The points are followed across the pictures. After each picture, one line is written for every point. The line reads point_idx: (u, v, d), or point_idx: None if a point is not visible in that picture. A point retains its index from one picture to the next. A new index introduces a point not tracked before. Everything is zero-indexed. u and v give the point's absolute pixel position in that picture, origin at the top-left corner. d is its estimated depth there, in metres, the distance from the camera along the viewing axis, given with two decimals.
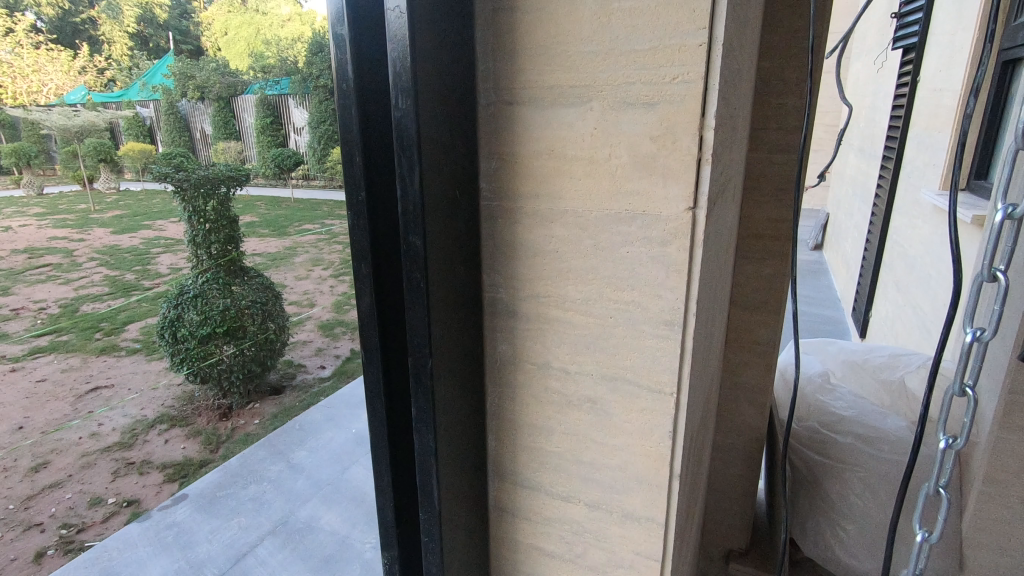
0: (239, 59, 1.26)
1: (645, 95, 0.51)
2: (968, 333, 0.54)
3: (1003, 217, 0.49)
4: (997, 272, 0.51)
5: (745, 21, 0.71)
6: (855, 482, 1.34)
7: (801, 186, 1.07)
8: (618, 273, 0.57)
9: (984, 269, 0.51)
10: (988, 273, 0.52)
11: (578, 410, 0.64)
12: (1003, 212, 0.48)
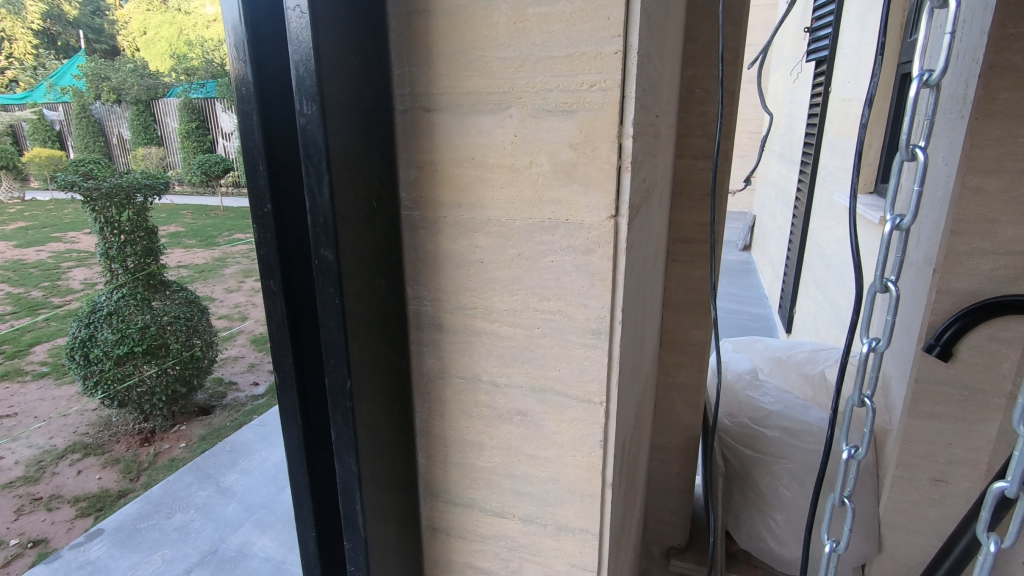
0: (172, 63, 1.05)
1: (564, 102, 0.51)
2: (863, 345, 0.52)
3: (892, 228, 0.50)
4: (888, 282, 0.51)
5: (663, 31, 0.72)
6: (783, 473, 1.42)
7: (719, 190, 1.11)
8: (543, 282, 0.56)
9: (876, 279, 0.51)
10: (880, 283, 0.51)
11: (509, 423, 0.62)
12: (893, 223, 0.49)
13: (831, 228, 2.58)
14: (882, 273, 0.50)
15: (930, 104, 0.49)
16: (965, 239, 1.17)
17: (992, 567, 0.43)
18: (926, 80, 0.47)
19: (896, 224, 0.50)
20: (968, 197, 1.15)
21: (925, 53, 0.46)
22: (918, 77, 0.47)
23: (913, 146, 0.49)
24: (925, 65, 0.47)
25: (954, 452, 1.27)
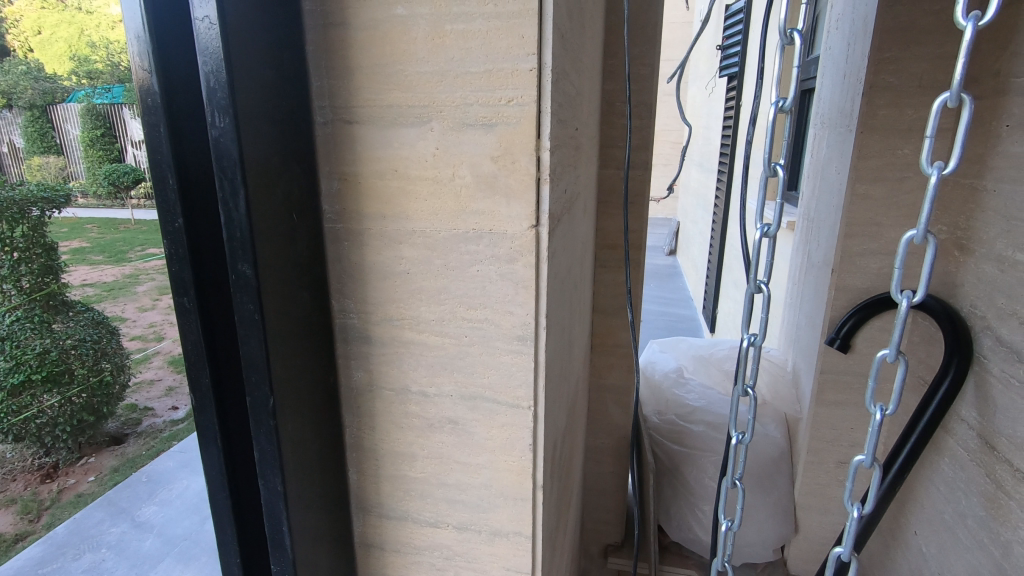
0: (59, 60, 0.74)
1: (483, 116, 0.52)
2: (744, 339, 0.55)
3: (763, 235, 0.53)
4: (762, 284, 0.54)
5: (579, 49, 0.76)
6: (709, 466, 1.52)
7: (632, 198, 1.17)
8: (469, 292, 0.57)
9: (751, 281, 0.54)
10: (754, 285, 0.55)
11: (441, 432, 0.63)
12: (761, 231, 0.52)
13: None
14: (754, 275, 0.54)
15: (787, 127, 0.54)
16: (857, 241, 1.29)
17: (857, 531, 0.47)
18: (781, 107, 0.52)
19: (765, 232, 0.54)
20: (858, 203, 1.27)
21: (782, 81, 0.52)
22: (775, 104, 0.53)
23: (774, 164, 0.54)
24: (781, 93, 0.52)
25: (856, 435, 1.39)
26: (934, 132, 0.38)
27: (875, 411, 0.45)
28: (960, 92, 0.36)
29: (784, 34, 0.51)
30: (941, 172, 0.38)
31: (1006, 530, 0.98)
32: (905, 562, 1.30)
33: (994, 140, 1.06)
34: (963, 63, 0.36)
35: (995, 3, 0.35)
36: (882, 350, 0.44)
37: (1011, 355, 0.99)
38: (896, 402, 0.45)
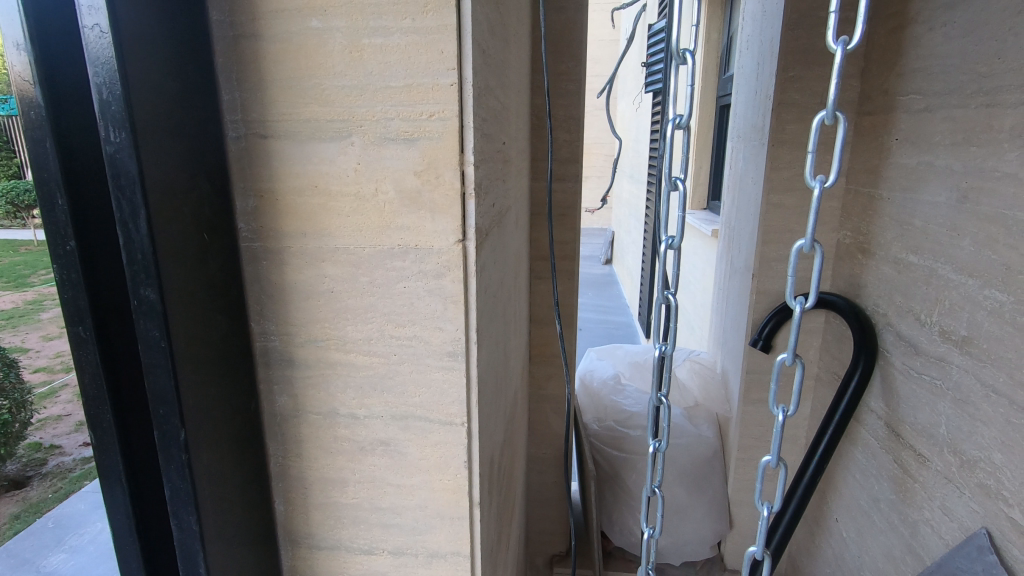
0: None
1: (404, 130, 0.52)
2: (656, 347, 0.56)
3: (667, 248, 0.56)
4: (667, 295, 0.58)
5: (504, 65, 0.77)
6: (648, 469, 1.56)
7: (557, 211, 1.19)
8: (396, 309, 0.56)
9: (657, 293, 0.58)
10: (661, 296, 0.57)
11: (372, 455, 0.61)
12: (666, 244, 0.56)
13: None
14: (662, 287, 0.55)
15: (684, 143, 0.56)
16: (773, 247, 1.37)
17: (767, 530, 0.50)
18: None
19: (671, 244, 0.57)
20: (773, 211, 1.35)
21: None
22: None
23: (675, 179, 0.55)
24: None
25: None
26: (815, 148, 0.41)
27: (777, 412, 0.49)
28: (834, 111, 0.39)
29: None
30: (824, 185, 0.41)
31: (913, 510, 1.06)
32: (828, 548, 1.38)
33: (887, 152, 1.17)
34: (835, 85, 0.39)
35: (860, 28, 0.38)
36: (781, 355, 0.47)
37: (910, 348, 1.08)
38: (796, 403, 0.49)
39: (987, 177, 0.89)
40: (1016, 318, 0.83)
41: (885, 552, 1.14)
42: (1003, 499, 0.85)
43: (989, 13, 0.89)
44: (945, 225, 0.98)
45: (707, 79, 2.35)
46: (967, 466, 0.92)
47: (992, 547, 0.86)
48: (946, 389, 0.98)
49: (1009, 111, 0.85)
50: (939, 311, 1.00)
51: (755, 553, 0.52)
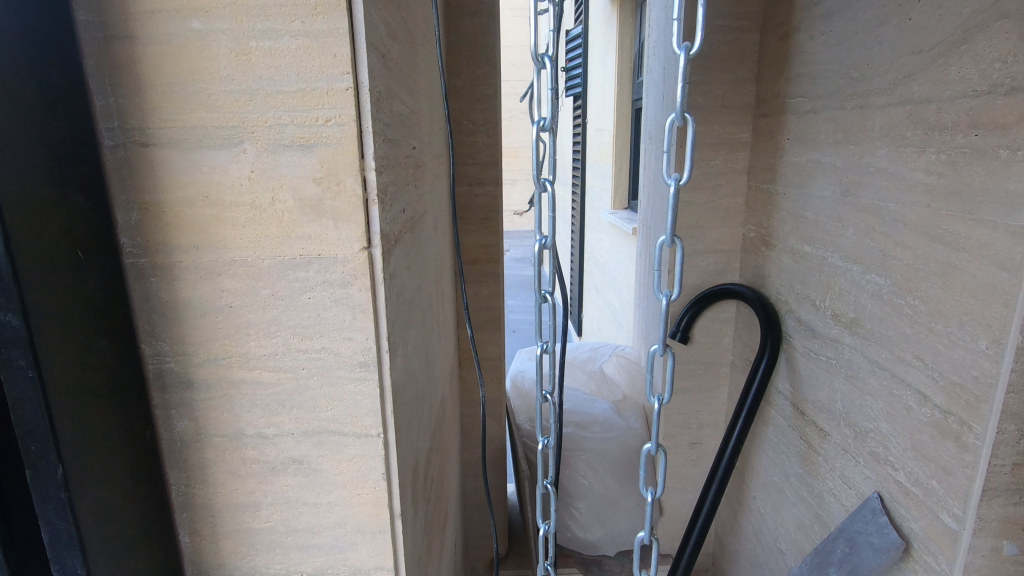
0: None
1: (300, 137, 0.50)
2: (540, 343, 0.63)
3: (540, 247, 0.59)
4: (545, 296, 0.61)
5: (411, 69, 0.76)
6: (581, 464, 1.61)
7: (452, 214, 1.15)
8: (302, 321, 0.54)
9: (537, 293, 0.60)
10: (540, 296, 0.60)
11: (285, 474, 0.58)
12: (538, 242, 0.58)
13: (599, 239, 2.95)
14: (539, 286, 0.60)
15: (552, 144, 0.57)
16: (686, 243, 1.44)
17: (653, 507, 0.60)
18: (542, 126, 0.55)
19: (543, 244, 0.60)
20: (684, 209, 1.42)
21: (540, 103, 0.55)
22: (537, 122, 0.55)
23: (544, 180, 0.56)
24: (540, 114, 0.55)
25: (702, 416, 1.58)
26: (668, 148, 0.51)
27: (654, 401, 0.59)
28: (683, 114, 0.49)
29: (536, 58, 0.53)
30: (678, 182, 0.49)
31: (818, 482, 1.14)
32: (749, 524, 1.46)
33: (781, 151, 1.26)
34: (682, 91, 0.48)
35: (698, 37, 0.48)
36: (653, 347, 0.57)
37: (809, 331, 1.17)
38: (669, 391, 0.60)
39: (864, 172, 0.97)
40: (894, 299, 0.91)
41: (796, 522, 1.23)
42: (891, 465, 0.93)
43: (859, 23, 0.98)
44: (832, 217, 1.07)
45: (622, 83, 2.44)
46: (861, 437, 1.01)
47: (883, 509, 0.95)
48: (840, 366, 1.06)
49: (879, 111, 0.93)
50: (830, 295, 1.08)
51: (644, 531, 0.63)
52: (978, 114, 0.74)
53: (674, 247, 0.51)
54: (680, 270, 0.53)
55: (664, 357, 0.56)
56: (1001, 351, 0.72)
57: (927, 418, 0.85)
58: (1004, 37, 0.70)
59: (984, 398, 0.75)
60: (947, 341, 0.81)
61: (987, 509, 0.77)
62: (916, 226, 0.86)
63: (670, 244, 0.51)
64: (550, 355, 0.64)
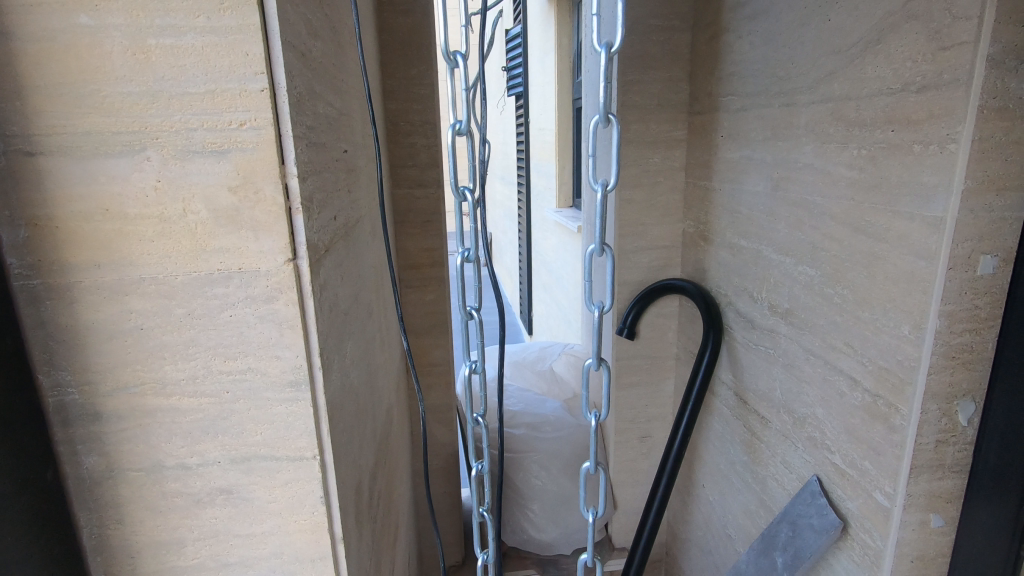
0: None
1: (211, 142, 0.46)
2: (465, 366, 0.60)
3: (462, 261, 0.56)
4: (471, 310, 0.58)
5: (338, 69, 0.73)
6: (534, 465, 1.61)
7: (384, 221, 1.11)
8: (223, 341, 0.50)
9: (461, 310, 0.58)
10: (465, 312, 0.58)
11: (213, 506, 0.54)
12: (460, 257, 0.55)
13: (545, 237, 2.96)
14: (463, 303, 0.57)
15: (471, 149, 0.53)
16: (629, 240, 1.46)
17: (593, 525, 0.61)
18: (459, 129, 0.51)
19: (467, 258, 0.56)
20: (626, 206, 1.44)
21: (454, 105, 0.51)
22: (452, 125, 0.51)
23: (462, 188, 0.52)
24: (455, 116, 0.51)
25: (651, 410, 1.61)
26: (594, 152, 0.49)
27: (591, 419, 0.58)
28: (607, 115, 0.48)
29: (447, 55, 0.49)
30: (605, 187, 0.48)
31: (762, 468, 1.18)
32: (699, 513, 1.50)
33: (715, 148, 1.29)
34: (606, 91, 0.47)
35: (619, 34, 0.47)
36: (588, 362, 0.55)
37: (747, 323, 1.20)
38: (605, 407, 0.59)
39: (793, 167, 1.01)
40: (824, 289, 0.95)
41: (743, 508, 1.27)
42: (827, 448, 0.97)
43: (782, 24, 1.01)
44: (764, 212, 1.10)
45: (562, 83, 2.45)
46: (799, 423, 1.05)
47: (822, 491, 0.99)
48: (777, 355, 1.10)
49: (804, 108, 0.97)
50: (766, 288, 1.12)
51: (587, 551, 0.63)
52: (894, 111, 0.78)
53: (603, 256, 0.50)
54: (610, 280, 0.52)
55: (599, 372, 0.55)
56: (922, 335, 0.76)
57: (858, 401, 0.89)
58: (914, 37, 0.74)
59: (908, 381, 0.79)
60: (874, 328, 0.84)
61: (914, 485, 0.81)
62: (841, 218, 0.90)
63: (600, 253, 0.49)
64: (479, 375, 0.62)
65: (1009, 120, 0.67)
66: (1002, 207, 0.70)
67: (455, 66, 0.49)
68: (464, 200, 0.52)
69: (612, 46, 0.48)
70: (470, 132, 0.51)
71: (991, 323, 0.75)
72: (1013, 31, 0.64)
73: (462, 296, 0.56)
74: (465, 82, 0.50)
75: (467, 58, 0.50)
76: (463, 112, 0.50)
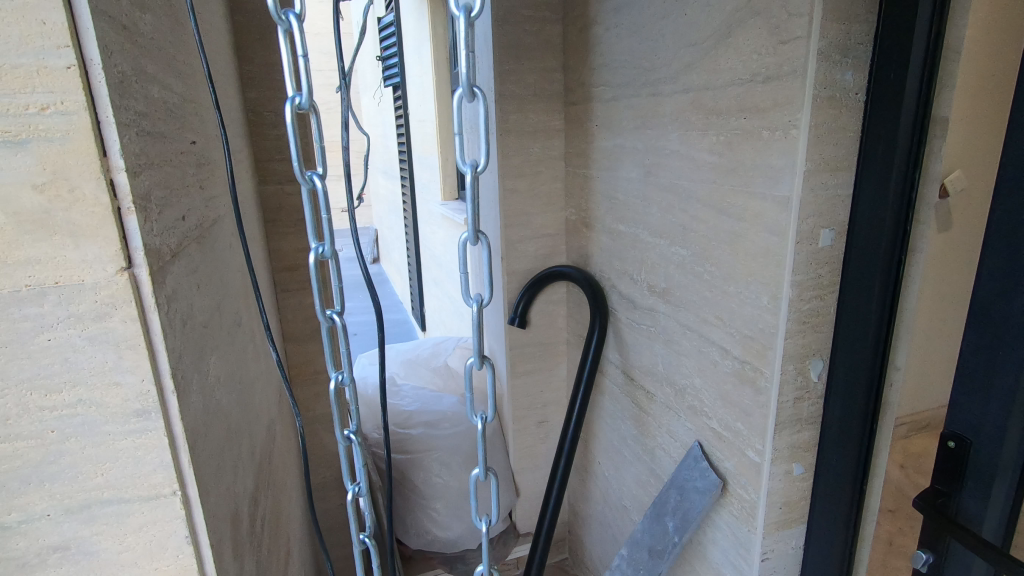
0: None
1: (5, 130, 0.38)
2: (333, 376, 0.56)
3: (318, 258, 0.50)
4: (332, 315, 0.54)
5: (178, 48, 0.64)
6: (434, 463, 1.58)
7: (250, 220, 1.01)
8: (41, 371, 0.42)
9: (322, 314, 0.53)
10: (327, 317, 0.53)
11: (44, 569, 0.46)
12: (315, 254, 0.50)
13: (433, 231, 2.90)
14: (323, 306, 0.52)
15: (317, 128, 0.47)
16: (515, 229, 1.47)
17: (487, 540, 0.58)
18: (299, 104, 0.45)
19: (323, 255, 0.50)
20: (510, 196, 1.45)
21: (292, 75, 0.44)
22: (290, 100, 0.44)
23: (309, 173, 0.46)
24: (294, 88, 0.44)
25: (546, 396, 1.64)
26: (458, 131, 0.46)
27: (478, 421, 0.56)
28: (470, 88, 0.43)
29: (276, 15, 0.42)
30: (475, 169, 0.45)
31: (650, 439, 1.25)
32: (597, 489, 1.56)
33: (590, 137, 1.33)
34: (467, 61, 0.43)
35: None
36: (471, 360, 0.53)
37: (630, 303, 1.26)
38: (492, 408, 0.56)
39: (661, 154, 1.07)
40: (695, 267, 1.02)
41: (636, 479, 1.33)
42: (706, 414, 1.05)
43: (644, 17, 1.06)
44: (639, 197, 1.16)
45: (439, 74, 2.41)
46: (680, 394, 1.12)
47: (704, 455, 1.06)
48: (658, 333, 1.17)
49: (669, 98, 1.02)
50: (644, 270, 1.18)
51: (481, 564, 0.61)
52: (744, 99, 0.84)
53: (479, 244, 0.48)
54: (487, 271, 0.50)
55: (483, 370, 0.53)
56: (779, 304, 0.84)
57: (729, 368, 0.96)
58: (758, 32, 0.80)
59: (769, 346, 0.87)
60: (739, 301, 0.92)
61: (779, 439, 0.90)
62: (706, 201, 0.96)
63: (474, 241, 0.47)
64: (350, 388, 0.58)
65: (838, 108, 0.76)
66: (836, 185, 0.79)
67: (287, 29, 0.42)
68: (313, 187, 0.47)
69: (472, 10, 0.43)
70: (313, 107, 0.45)
71: (832, 289, 0.84)
72: (836, 28, 0.72)
73: (321, 297, 0.52)
74: (303, 47, 0.43)
75: (302, 19, 0.43)
76: (301, 85, 0.44)
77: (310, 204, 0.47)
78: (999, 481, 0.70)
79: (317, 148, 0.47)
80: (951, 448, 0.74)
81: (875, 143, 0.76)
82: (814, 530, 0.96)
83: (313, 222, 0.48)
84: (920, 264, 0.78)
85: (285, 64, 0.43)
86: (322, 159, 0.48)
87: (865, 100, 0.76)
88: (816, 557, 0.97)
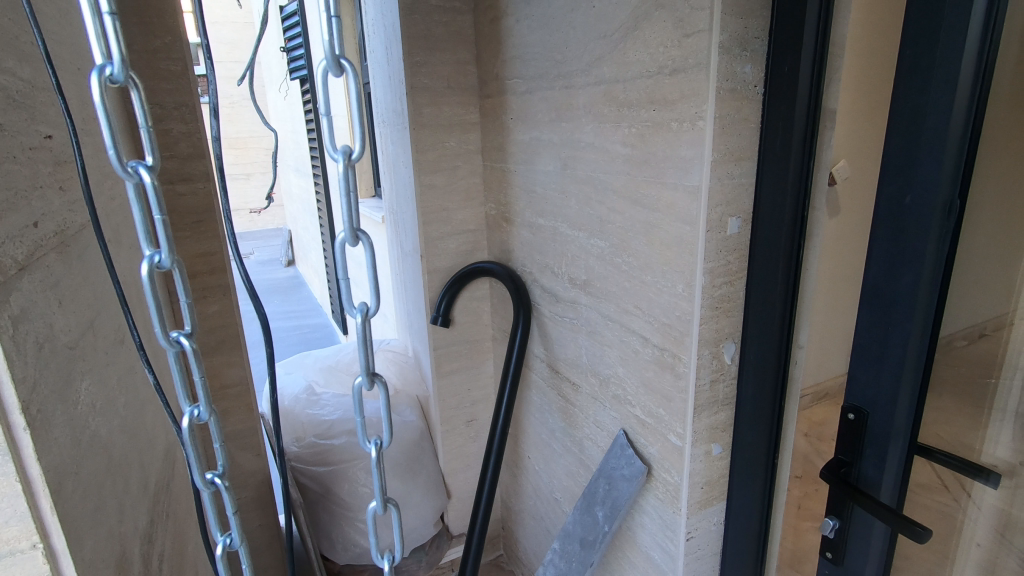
0: None
1: None
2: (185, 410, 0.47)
3: (153, 268, 0.41)
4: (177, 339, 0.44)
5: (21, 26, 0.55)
6: (359, 473, 1.51)
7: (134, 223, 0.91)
8: None
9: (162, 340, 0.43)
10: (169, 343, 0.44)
11: None
12: (148, 264, 0.41)
13: None
14: (163, 331, 0.43)
15: (137, 104, 0.39)
16: (434, 226, 1.44)
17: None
18: (110, 75, 0.35)
19: (160, 264, 0.41)
20: (426, 192, 1.40)
21: (99, 38, 0.35)
22: (99, 71, 0.35)
23: (133, 165, 0.38)
24: (103, 55, 0.35)
25: (474, 394, 1.62)
26: (326, 113, 0.40)
27: (371, 449, 0.50)
28: (335, 61, 0.39)
29: None
30: (349, 156, 0.41)
31: (578, 431, 1.26)
32: (528, 483, 1.56)
33: (507, 131, 1.31)
34: (328, 34, 0.39)
35: None
36: (358, 381, 0.48)
37: (552, 296, 1.26)
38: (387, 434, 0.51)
39: (577, 146, 1.07)
40: (613, 258, 1.03)
41: (566, 471, 1.34)
42: (629, 402, 1.06)
43: (554, 8, 1.05)
44: (557, 190, 1.16)
45: None
46: (604, 384, 1.13)
47: (629, 443, 1.08)
48: (581, 325, 1.18)
49: (581, 90, 1.02)
50: (565, 263, 1.18)
51: None
52: (653, 92, 0.85)
53: (359, 245, 0.44)
54: (372, 276, 0.45)
55: (374, 391, 0.48)
56: (694, 291, 0.86)
57: (650, 356, 0.98)
58: (663, 25, 0.81)
59: (686, 332, 0.89)
60: (656, 290, 0.93)
61: (698, 422, 0.93)
62: (621, 192, 0.97)
63: (352, 241, 0.43)
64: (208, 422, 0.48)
65: (739, 100, 0.78)
66: (741, 174, 0.82)
67: None
68: (138, 179, 0.38)
69: None
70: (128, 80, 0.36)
71: (741, 275, 0.87)
72: (734, 22, 0.74)
73: (158, 319, 0.42)
74: (108, 2, 0.35)
75: None
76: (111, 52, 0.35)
77: (138, 201, 0.38)
78: (892, 446, 0.76)
79: (143, 132, 0.39)
80: (852, 419, 0.79)
81: (773, 133, 0.79)
82: (734, 507, 1.00)
83: (144, 225, 0.40)
84: (817, 248, 0.83)
85: (87, 23, 0.34)
86: (151, 147, 0.40)
87: (763, 91, 0.79)
88: (735, 533, 1.01)
